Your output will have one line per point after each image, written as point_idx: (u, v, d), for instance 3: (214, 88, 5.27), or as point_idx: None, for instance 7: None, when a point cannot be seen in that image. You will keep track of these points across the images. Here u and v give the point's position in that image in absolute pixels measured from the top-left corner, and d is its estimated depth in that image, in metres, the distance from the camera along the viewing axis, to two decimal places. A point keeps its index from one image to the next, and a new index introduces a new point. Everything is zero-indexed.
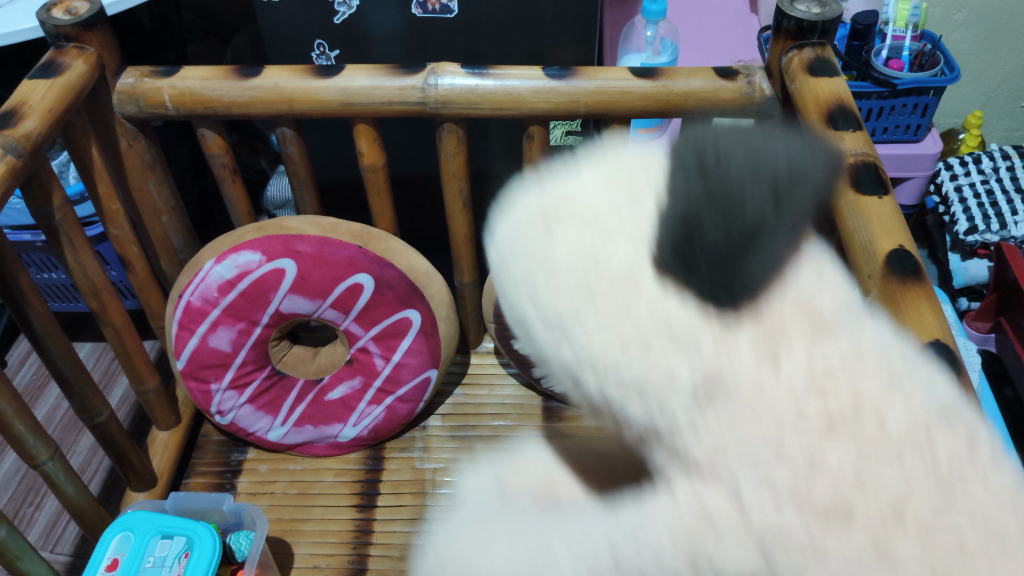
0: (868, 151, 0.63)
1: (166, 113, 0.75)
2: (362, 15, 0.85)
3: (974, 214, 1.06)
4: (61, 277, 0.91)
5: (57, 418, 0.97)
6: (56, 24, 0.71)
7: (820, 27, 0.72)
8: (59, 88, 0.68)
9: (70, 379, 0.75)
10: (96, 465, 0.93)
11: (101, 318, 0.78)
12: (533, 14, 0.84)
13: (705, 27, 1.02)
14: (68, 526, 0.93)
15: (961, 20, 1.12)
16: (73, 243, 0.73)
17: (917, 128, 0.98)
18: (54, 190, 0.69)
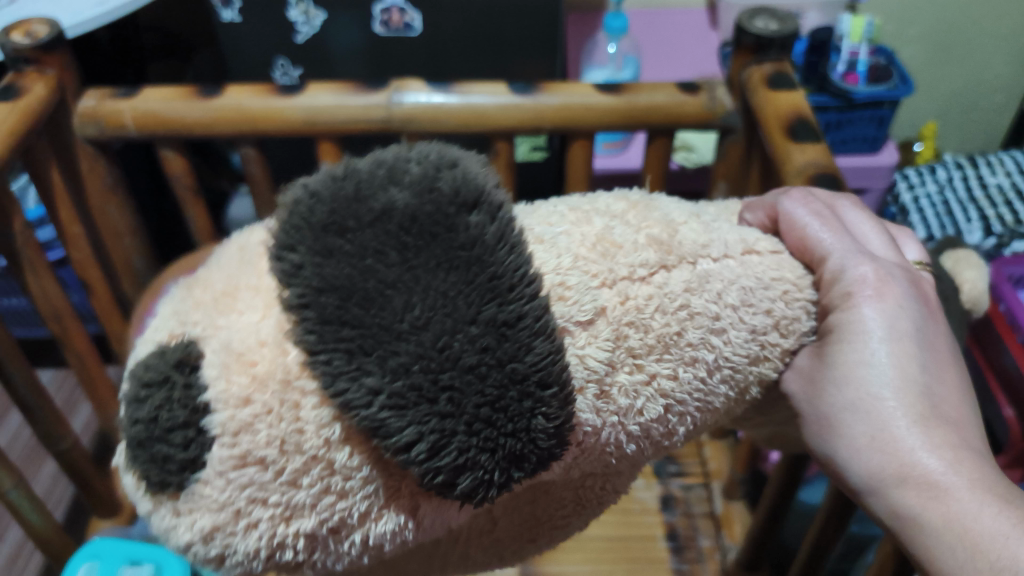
0: (828, 163, 0.64)
1: (127, 135, 0.74)
2: (325, 35, 0.86)
3: (931, 222, 1.06)
4: (21, 302, 0.89)
5: (19, 446, 0.96)
6: (16, 46, 0.70)
7: (778, 42, 0.73)
8: (19, 113, 0.67)
9: (33, 407, 0.73)
10: (60, 493, 0.92)
11: (63, 343, 0.77)
12: (494, 32, 0.84)
13: (667, 42, 1.04)
14: (32, 556, 0.91)
15: (914, 35, 1.15)
16: (35, 267, 0.72)
17: (875, 140, 1.01)
18: (14, 215, 0.68)
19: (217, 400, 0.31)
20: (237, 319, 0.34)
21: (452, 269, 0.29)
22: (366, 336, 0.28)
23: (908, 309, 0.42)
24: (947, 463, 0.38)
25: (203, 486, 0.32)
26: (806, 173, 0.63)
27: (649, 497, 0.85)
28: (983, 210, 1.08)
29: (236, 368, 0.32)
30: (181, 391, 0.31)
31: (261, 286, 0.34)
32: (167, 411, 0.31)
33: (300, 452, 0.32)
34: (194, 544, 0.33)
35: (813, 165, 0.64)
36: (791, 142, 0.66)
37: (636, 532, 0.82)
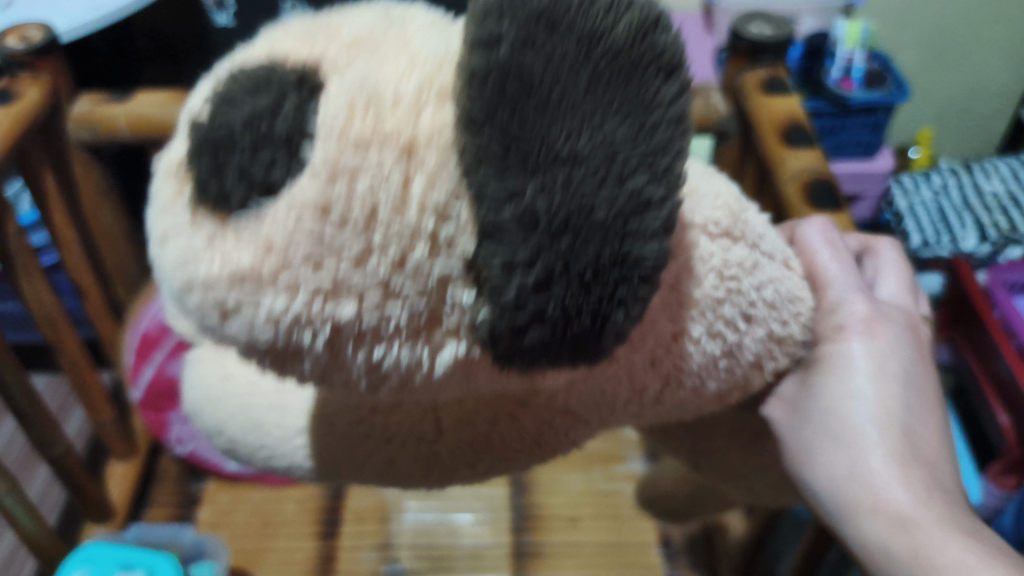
0: (822, 167, 0.64)
1: (120, 139, 0.74)
2: None
3: (925, 227, 1.07)
4: (15, 307, 0.89)
5: (13, 450, 0.96)
6: (10, 52, 0.69)
7: (772, 47, 0.73)
8: (13, 118, 0.67)
9: (26, 412, 0.73)
10: (54, 498, 0.92)
11: (57, 348, 0.77)
12: None
13: None
14: (26, 561, 0.91)
15: (910, 39, 1.15)
16: (29, 272, 0.71)
17: (871, 145, 1.03)
18: (8, 221, 0.68)
19: (321, 135, 0.22)
20: (384, 57, 0.23)
21: (629, 111, 0.23)
22: (529, 136, 0.21)
23: (898, 350, 0.42)
24: (917, 500, 0.38)
25: (260, 222, 0.22)
26: (801, 178, 0.63)
27: None
28: (979, 216, 1.07)
29: (362, 105, 0.22)
30: (286, 109, 0.22)
31: (414, 30, 0.24)
32: (264, 121, 0.21)
33: (385, 235, 0.23)
34: (195, 277, 0.23)
35: (808, 171, 0.64)
36: (785, 147, 0.66)
37: (629, 539, 0.82)
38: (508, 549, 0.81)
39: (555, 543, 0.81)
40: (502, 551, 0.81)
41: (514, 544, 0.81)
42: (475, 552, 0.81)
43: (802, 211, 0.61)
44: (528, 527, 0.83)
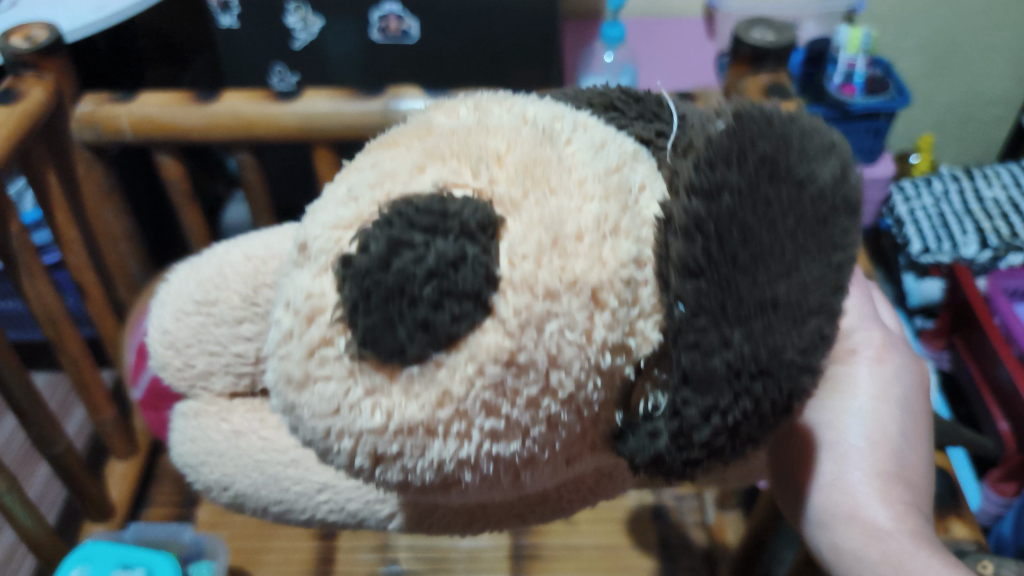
0: None
1: (123, 139, 0.74)
2: (322, 40, 0.86)
3: (926, 234, 1.06)
4: (16, 306, 0.90)
5: (13, 449, 0.96)
6: (16, 52, 0.70)
7: (774, 53, 0.73)
8: (17, 116, 0.67)
9: (26, 410, 0.73)
10: (53, 497, 0.92)
11: (58, 347, 0.77)
12: (492, 40, 0.85)
13: (666, 51, 1.06)
14: (25, 559, 0.91)
15: (912, 45, 1.15)
16: (31, 271, 0.72)
17: (872, 151, 1.03)
18: (11, 219, 0.68)
19: (510, 284, 0.24)
20: (549, 200, 0.26)
21: (818, 255, 0.25)
22: (727, 294, 0.24)
23: (901, 378, 0.44)
24: (894, 517, 0.40)
25: (438, 369, 0.24)
26: None
27: (641, 508, 0.85)
28: (979, 223, 1.07)
29: (548, 253, 0.25)
30: (472, 255, 0.23)
31: (576, 165, 0.27)
32: (454, 273, 0.23)
33: (564, 371, 0.25)
34: (354, 429, 0.25)
35: None
36: None
37: (629, 543, 0.82)
38: (507, 552, 0.81)
39: (553, 546, 0.81)
40: (501, 554, 0.81)
41: (513, 546, 0.81)
42: (474, 555, 0.81)
43: None
44: (527, 530, 0.83)
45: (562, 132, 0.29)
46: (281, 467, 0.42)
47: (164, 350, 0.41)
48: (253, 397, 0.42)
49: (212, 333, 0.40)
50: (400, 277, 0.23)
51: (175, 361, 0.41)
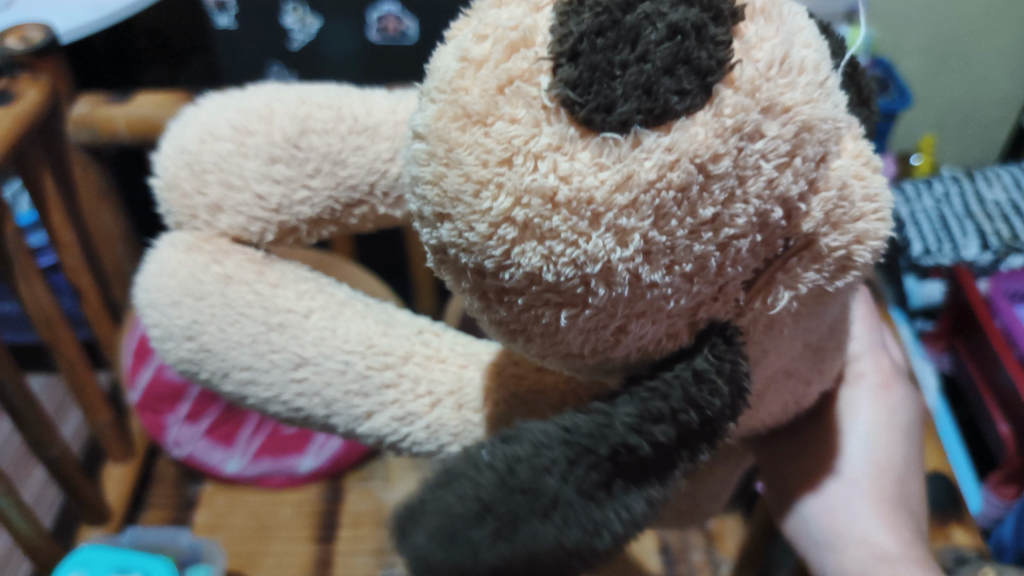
0: None
1: (120, 141, 0.74)
2: (319, 41, 0.86)
3: (927, 235, 1.06)
4: (12, 308, 0.89)
5: (9, 453, 0.96)
6: (11, 52, 0.69)
7: None
8: (11, 118, 0.66)
9: (22, 413, 0.72)
10: (49, 500, 0.92)
11: (54, 349, 0.77)
12: None
13: None
14: (21, 562, 0.91)
15: (913, 47, 1.15)
16: (27, 274, 0.71)
17: (872, 152, 1.03)
18: (6, 221, 0.68)
19: (734, 99, 0.24)
20: (795, 47, 0.27)
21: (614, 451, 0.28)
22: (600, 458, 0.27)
23: (901, 412, 0.48)
24: (901, 542, 0.41)
25: (641, 152, 0.24)
26: None
27: None
28: (980, 225, 1.07)
29: (768, 84, 0.25)
30: (701, 56, 0.24)
31: (804, 30, 0.28)
32: (696, 51, 0.24)
33: (744, 204, 0.26)
34: (523, 185, 0.24)
35: None
36: None
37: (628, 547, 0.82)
38: None
39: None
40: None
41: None
42: None
43: None
44: None
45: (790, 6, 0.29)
46: (263, 329, 0.37)
47: (177, 166, 0.39)
48: (251, 249, 0.40)
49: (239, 164, 0.38)
50: (642, 20, 0.23)
51: (186, 187, 0.39)
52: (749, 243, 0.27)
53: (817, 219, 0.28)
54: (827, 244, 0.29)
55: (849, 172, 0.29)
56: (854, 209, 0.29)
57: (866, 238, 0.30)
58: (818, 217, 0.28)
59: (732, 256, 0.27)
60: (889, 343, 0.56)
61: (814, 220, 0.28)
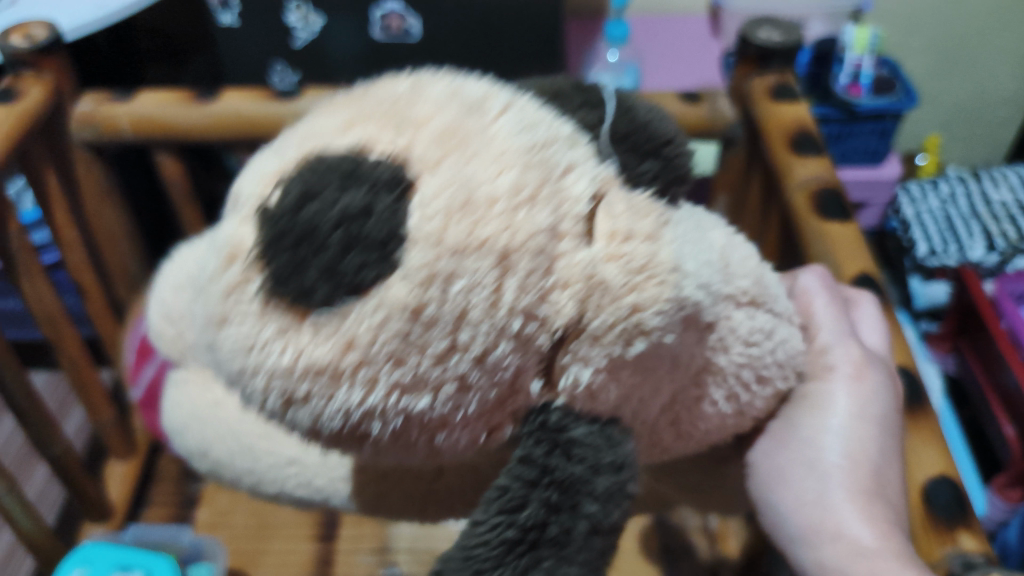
0: (831, 177, 0.63)
1: (123, 139, 0.74)
2: (323, 39, 0.85)
3: (933, 236, 1.06)
4: (16, 305, 0.90)
5: (12, 450, 0.96)
6: (15, 51, 0.69)
7: (781, 53, 0.71)
8: (14, 116, 0.66)
9: (25, 411, 0.72)
10: (52, 497, 0.92)
11: (57, 347, 0.77)
12: (496, 39, 0.84)
13: (670, 52, 1.05)
14: (24, 559, 0.91)
15: (919, 46, 1.15)
16: (30, 272, 0.71)
17: (878, 151, 1.02)
18: (10, 219, 0.68)
19: (421, 239, 0.23)
20: (466, 166, 0.24)
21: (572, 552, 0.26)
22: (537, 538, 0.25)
23: (883, 396, 0.45)
24: (877, 536, 0.40)
25: (333, 320, 0.23)
26: (808, 186, 0.62)
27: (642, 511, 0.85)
28: (986, 225, 1.06)
29: (457, 216, 0.24)
30: (384, 206, 0.23)
31: (499, 136, 0.26)
32: (364, 219, 0.22)
33: (473, 333, 0.24)
34: (268, 367, 0.24)
35: (815, 180, 0.63)
36: (793, 155, 0.65)
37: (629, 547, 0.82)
38: None
39: None
40: None
41: None
42: None
43: (810, 221, 0.60)
44: None
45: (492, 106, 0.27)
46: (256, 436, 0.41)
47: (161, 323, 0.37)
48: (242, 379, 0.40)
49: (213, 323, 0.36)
50: (314, 218, 0.22)
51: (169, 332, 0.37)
52: (541, 348, 0.26)
53: (575, 315, 0.26)
54: (595, 332, 0.26)
55: (601, 259, 0.26)
56: (617, 289, 0.26)
57: (647, 307, 0.26)
58: (580, 314, 0.26)
59: (512, 372, 0.26)
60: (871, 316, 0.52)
61: (581, 317, 0.26)
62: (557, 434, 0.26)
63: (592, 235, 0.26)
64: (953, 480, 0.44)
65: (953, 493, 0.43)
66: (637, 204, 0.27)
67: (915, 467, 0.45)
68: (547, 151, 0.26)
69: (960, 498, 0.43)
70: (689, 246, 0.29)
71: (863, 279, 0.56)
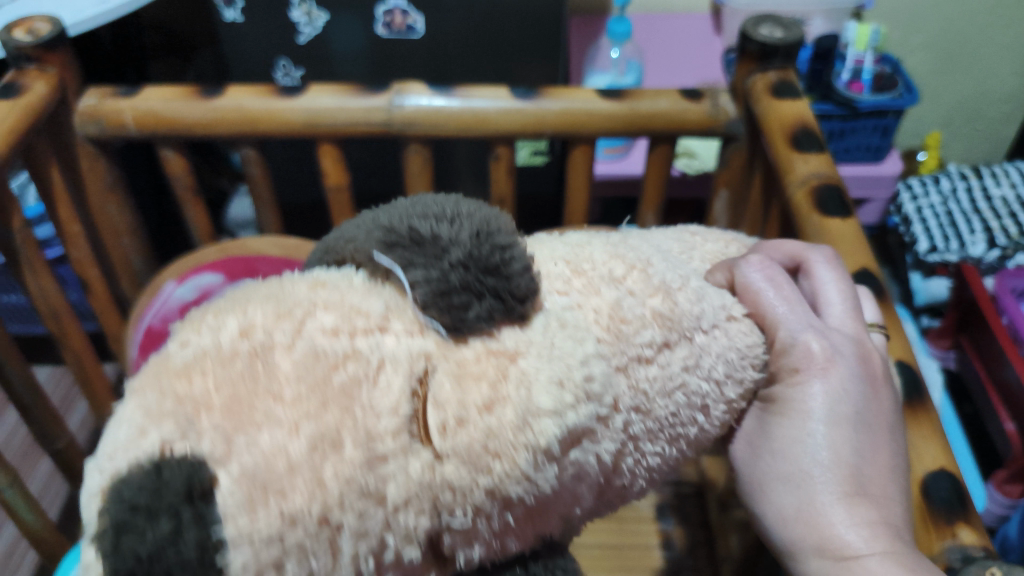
0: (832, 173, 0.63)
1: (127, 134, 0.74)
2: (327, 35, 0.86)
3: (934, 232, 1.06)
4: (17, 300, 0.90)
5: (15, 445, 0.96)
6: (18, 44, 0.69)
7: (783, 49, 0.71)
8: (20, 110, 0.66)
9: (29, 405, 0.72)
10: (54, 492, 0.92)
11: (61, 343, 0.77)
12: (499, 36, 0.84)
13: (669, 50, 1.06)
14: (26, 554, 0.91)
15: (919, 44, 1.15)
16: (33, 266, 0.71)
17: (878, 147, 1.02)
18: (15, 214, 0.68)
19: (236, 537, 0.26)
20: (258, 437, 0.27)
21: None
22: None
23: (852, 391, 0.44)
24: (865, 540, 0.40)
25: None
26: (809, 182, 0.63)
27: (644, 506, 0.87)
28: (987, 222, 1.07)
29: (261, 501, 0.26)
30: (190, 524, 0.26)
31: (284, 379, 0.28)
32: (172, 547, 0.25)
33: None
34: None
35: (816, 176, 0.63)
36: (794, 151, 0.66)
37: (630, 541, 0.83)
38: None
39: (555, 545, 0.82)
40: None
41: None
42: None
43: (810, 217, 0.61)
44: None
45: (280, 338, 0.30)
46: None
47: None
48: None
49: None
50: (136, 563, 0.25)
51: None
52: (416, 557, 0.30)
53: (431, 522, 0.29)
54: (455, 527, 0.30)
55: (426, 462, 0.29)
56: (461, 485, 0.29)
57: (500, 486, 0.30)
58: (434, 517, 0.29)
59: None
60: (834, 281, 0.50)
61: (437, 517, 0.30)
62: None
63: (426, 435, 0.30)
64: (951, 473, 0.44)
65: (951, 487, 0.43)
66: (469, 370, 0.31)
67: (915, 459, 0.46)
68: (331, 385, 0.28)
69: (959, 492, 0.43)
70: (545, 359, 0.31)
71: (863, 274, 0.56)
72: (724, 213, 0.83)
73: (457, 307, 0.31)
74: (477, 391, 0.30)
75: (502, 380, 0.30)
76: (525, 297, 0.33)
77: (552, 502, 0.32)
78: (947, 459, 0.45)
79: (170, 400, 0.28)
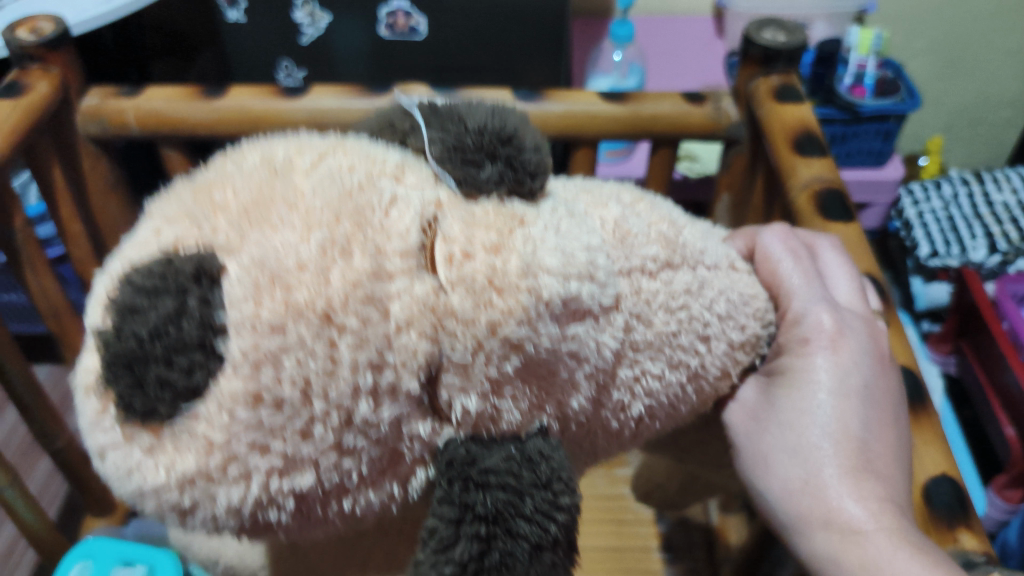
0: (834, 178, 0.63)
1: (129, 134, 0.74)
2: (330, 37, 0.86)
3: (935, 237, 1.06)
4: (19, 298, 0.90)
5: (14, 443, 0.96)
6: (21, 44, 0.69)
7: (786, 54, 0.72)
8: (22, 109, 0.66)
9: (29, 406, 0.72)
10: (54, 490, 0.93)
11: (62, 341, 0.77)
12: (503, 36, 0.84)
13: (671, 52, 1.07)
14: (25, 553, 0.91)
15: (921, 47, 1.15)
16: (34, 265, 0.71)
17: (881, 153, 1.03)
18: (15, 212, 0.68)
19: (236, 324, 0.29)
20: (270, 236, 0.30)
21: (507, 480, 0.32)
22: (450, 471, 0.32)
23: (861, 366, 0.46)
24: (871, 514, 0.41)
25: (195, 421, 0.29)
26: (812, 187, 0.63)
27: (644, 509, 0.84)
28: (988, 226, 1.07)
29: (267, 291, 0.29)
30: (196, 305, 0.28)
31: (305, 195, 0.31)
32: (172, 324, 0.28)
33: (326, 399, 0.30)
34: (152, 480, 0.30)
35: (818, 181, 0.63)
36: (796, 155, 0.66)
37: (629, 543, 0.83)
38: None
39: None
40: None
41: None
42: None
43: (812, 222, 0.61)
44: None
45: (302, 163, 0.33)
46: None
47: None
48: None
49: None
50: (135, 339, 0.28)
51: None
52: (410, 391, 0.32)
53: (428, 347, 0.31)
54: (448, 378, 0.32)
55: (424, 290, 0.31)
56: (462, 314, 0.31)
57: (498, 327, 0.32)
58: (432, 344, 0.31)
59: (392, 421, 0.32)
60: (842, 257, 0.52)
61: (435, 348, 0.31)
62: (469, 467, 0.32)
63: (432, 264, 0.32)
64: (952, 479, 0.44)
65: (952, 491, 0.43)
66: (475, 217, 0.33)
67: (915, 464, 0.46)
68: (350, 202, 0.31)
69: (960, 496, 0.43)
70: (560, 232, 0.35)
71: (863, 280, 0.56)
72: (726, 217, 0.82)
73: (471, 163, 0.35)
74: (483, 235, 0.33)
75: (509, 233, 0.33)
76: (536, 174, 0.37)
77: (551, 372, 0.35)
78: (948, 464, 0.45)
79: (205, 201, 0.31)
